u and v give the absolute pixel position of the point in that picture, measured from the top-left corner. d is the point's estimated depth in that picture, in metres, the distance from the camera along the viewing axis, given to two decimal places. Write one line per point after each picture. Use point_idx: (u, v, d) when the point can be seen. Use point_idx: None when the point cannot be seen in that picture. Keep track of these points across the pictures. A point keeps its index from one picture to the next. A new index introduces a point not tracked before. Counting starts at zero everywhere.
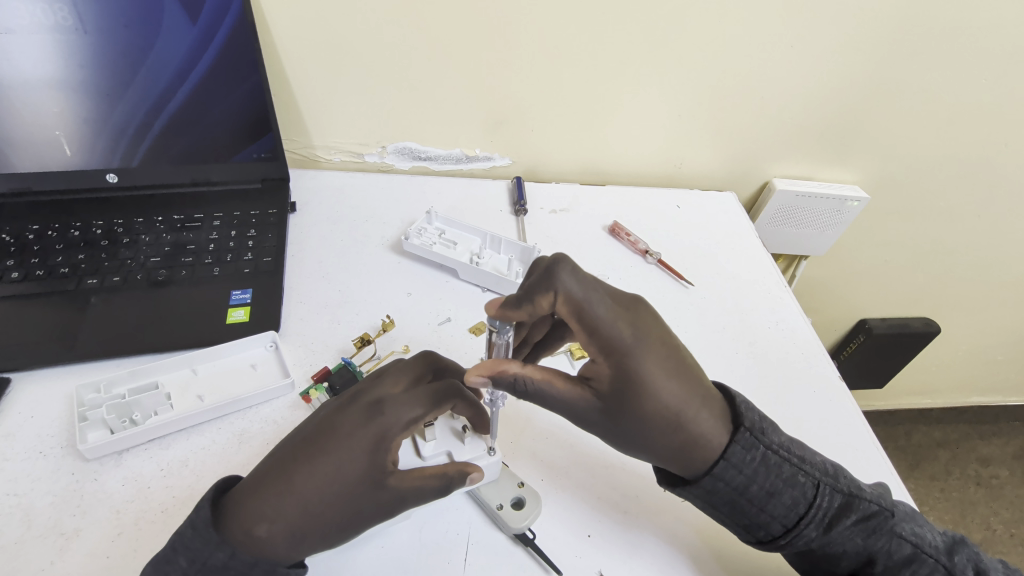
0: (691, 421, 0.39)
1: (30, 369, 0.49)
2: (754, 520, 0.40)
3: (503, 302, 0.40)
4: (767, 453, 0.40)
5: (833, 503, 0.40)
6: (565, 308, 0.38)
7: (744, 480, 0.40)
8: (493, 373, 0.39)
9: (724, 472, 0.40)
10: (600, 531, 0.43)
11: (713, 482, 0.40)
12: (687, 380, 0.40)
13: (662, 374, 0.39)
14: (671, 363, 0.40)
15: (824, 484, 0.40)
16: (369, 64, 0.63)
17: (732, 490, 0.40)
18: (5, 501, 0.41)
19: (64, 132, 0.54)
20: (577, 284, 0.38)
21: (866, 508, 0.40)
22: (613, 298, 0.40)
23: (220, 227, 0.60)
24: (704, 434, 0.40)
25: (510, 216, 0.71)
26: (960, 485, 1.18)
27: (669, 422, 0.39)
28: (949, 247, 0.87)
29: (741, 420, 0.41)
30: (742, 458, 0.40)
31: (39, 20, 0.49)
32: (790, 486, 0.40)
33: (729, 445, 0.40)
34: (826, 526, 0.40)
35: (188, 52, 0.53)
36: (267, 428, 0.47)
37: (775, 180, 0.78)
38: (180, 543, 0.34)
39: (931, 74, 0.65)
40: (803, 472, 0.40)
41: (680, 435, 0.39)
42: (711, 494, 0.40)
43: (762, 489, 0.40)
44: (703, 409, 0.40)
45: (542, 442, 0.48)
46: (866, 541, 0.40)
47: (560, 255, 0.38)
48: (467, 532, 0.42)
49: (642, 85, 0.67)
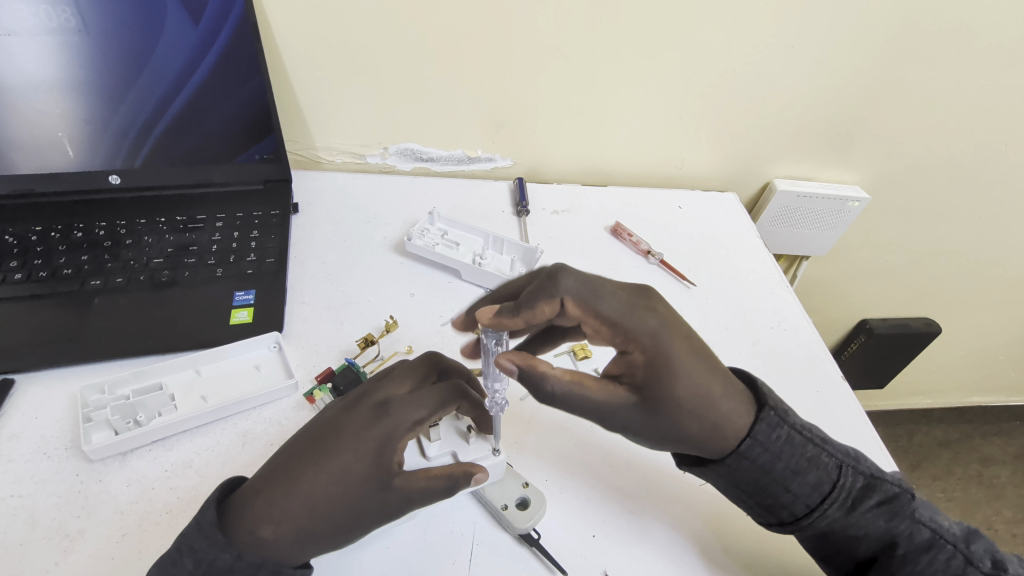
0: (722, 404, 0.39)
1: (33, 370, 0.49)
2: (777, 500, 0.40)
3: (497, 310, 0.40)
4: (792, 432, 0.41)
5: (855, 484, 0.41)
6: (576, 309, 0.39)
7: (770, 458, 0.40)
8: (524, 363, 0.39)
9: (750, 451, 0.40)
10: (605, 530, 0.43)
11: (738, 460, 0.40)
12: (709, 362, 0.40)
13: (690, 359, 0.39)
14: (694, 346, 0.40)
15: (847, 465, 0.41)
16: (370, 65, 0.63)
17: (759, 467, 0.40)
18: (9, 502, 0.41)
19: (66, 134, 0.54)
20: (581, 285, 0.38)
21: (887, 490, 0.41)
22: (621, 291, 0.40)
23: (222, 228, 0.60)
24: (734, 415, 0.40)
25: (512, 217, 0.71)
26: (961, 485, 1.19)
27: (702, 408, 0.39)
28: (949, 247, 0.87)
29: (766, 399, 0.41)
30: (768, 436, 0.40)
31: (40, 22, 0.49)
32: (815, 466, 0.40)
33: (756, 424, 0.40)
34: (849, 507, 0.40)
35: (190, 53, 0.53)
36: (271, 429, 0.47)
37: (776, 180, 0.78)
38: (185, 544, 0.34)
39: (931, 75, 0.66)
40: (826, 452, 0.41)
41: (714, 420, 0.39)
42: (735, 473, 0.40)
43: (787, 467, 0.40)
44: (730, 391, 0.40)
45: (546, 441, 0.48)
46: (888, 524, 0.40)
47: (555, 263, 0.38)
48: (471, 532, 0.42)
49: (644, 86, 0.67)
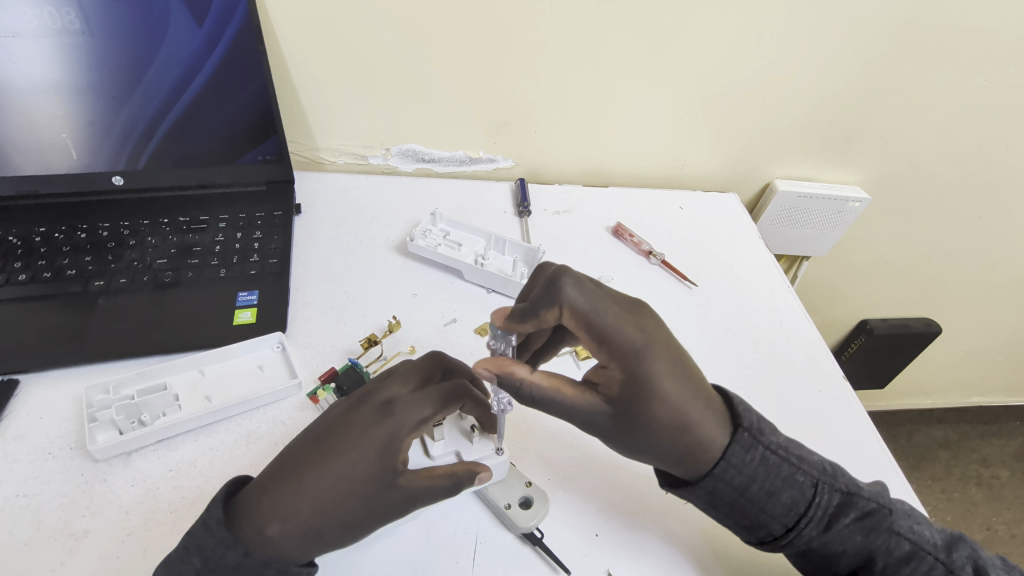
0: (699, 424, 0.39)
1: (38, 371, 0.49)
2: (754, 520, 0.40)
3: (508, 314, 0.41)
4: (766, 453, 0.40)
5: (832, 501, 0.40)
6: (572, 320, 0.38)
7: (744, 480, 0.39)
8: (501, 371, 0.39)
9: (725, 472, 0.39)
10: (608, 530, 0.44)
11: (714, 483, 0.40)
12: (689, 380, 0.40)
13: (670, 378, 0.39)
14: (677, 368, 0.40)
15: (823, 483, 0.41)
16: (372, 67, 0.63)
17: (733, 490, 0.39)
18: (15, 502, 0.41)
19: (69, 135, 0.55)
20: (584, 296, 0.38)
21: (863, 506, 0.40)
22: (618, 303, 0.40)
23: (225, 229, 0.60)
24: (711, 436, 0.39)
25: (513, 218, 0.71)
26: (961, 485, 1.19)
27: (676, 427, 0.39)
28: (949, 248, 0.88)
29: (740, 420, 0.41)
30: (742, 458, 0.39)
31: (45, 24, 0.49)
32: (789, 486, 0.40)
33: (729, 446, 0.40)
34: (826, 525, 0.40)
35: (193, 55, 0.54)
36: (275, 429, 0.47)
37: (777, 181, 0.78)
38: (192, 542, 0.35)
39: (931, 76, 0.66)
40: (801, 471, 0.40)
41: (688, 438, 0.39)
42: (713, 496, 0.40)
43: (762, 489, 0.40)
44: (707, 411, 0.40)
45: (549, 441, 0.49)
46: (866, 539, 0.40)
47: (561, 268, 0.38)
48: (475, 531, 0.42)
49: (645, 87, 0.67)
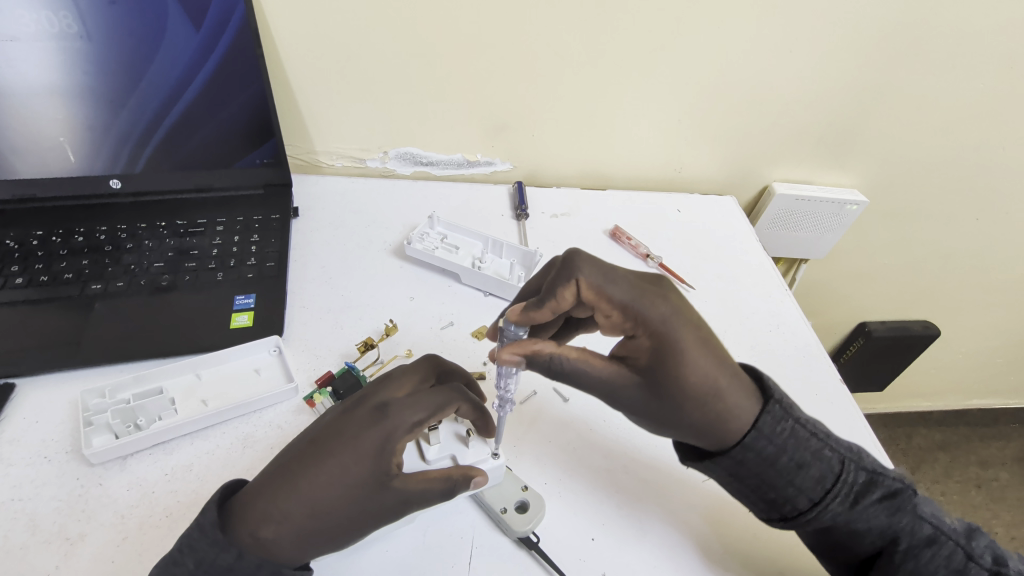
0: (728, 394, 0.39)
1: (34, 375, 0.49)
2: (780, 494, 0.40)
3: (523, 306, 0.41)
4: (796, 426, 0.40)
5: (858, 479, 0.40)
6: (590, 295, 0.40)
7: (774, 451, 0.40)
8: (528, 353, 0.39)
9: (755, 442, 0.40)
10: (605, 534, 0.43)
11: (743, 453, 0.40)
12: (715, 349, 0.40)
13: (698, 347, 0.39)
14: (702, 336, 0.40)
15: (851, 460, 0.40)
16: (369, 70, 0.64)
17: (762, 460, 0.39)
18: (10, 506, 0.41)
19: (67, 139, 0.55)
20: (597, 271, 0.39)
21: (889, 485, 0.40)
22: (634, 277, 0.41)
23: (223, 232, 0.60)
24: (738, 406, 0.40)
25: (511, 221, 0.71)
26: (961, 488, 1.19)
27: (707, 397, 0.39)
28: (947, 250, 0.88)
29: (771, 392, 0.41)
30: (772, 428, 0.40)
31: (42, 28, 0.49)
32: (818, 460, 0.40)
33: (759, 417, 0.40)
34: (853, 501, 0.40)
35: (191, 58, 0.54)
36: (271, 433, 0.47)
37: (774, 184, 0.78)
38: (186, 544, 0.34)
39: (928, 78, 0.66)
40: (829, 446, 0.40)
41: (717, 408, 0.39)
42: (739, 466, 0.40)
43: (791, 461, 0.40)
44: (734, 380, 0.40)
45: (546, 443, 0.48)
46: (890, 519, 0.40)
47: (572, 248, 0.40)
48: (470, 535, 0.42)
49: (642, 89, 0.67)
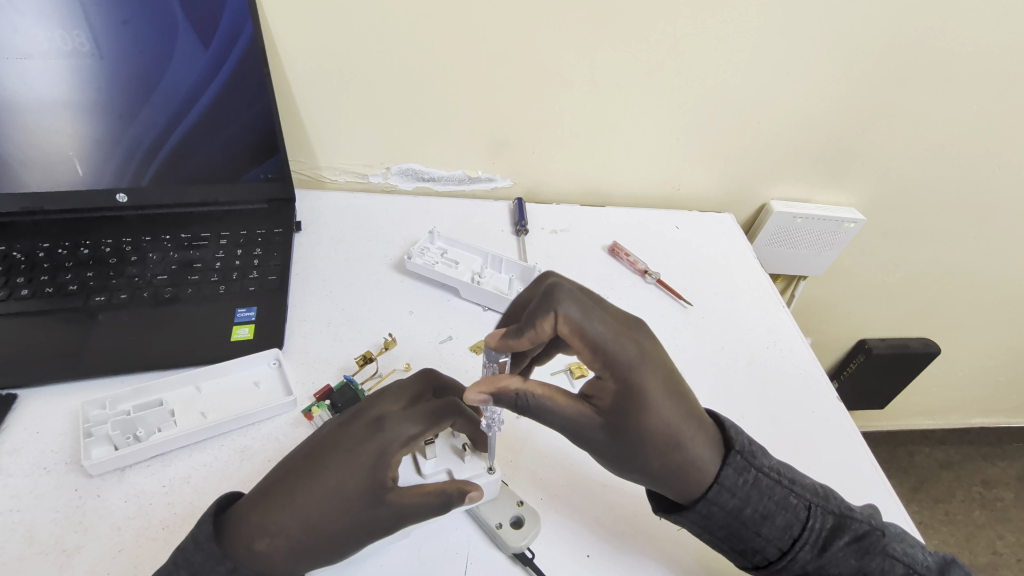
0: (691, 444, 0.40)
1: (36, 386, 0.49)
2: (749, 545, 0.41)
3: (502, 333, 0.40)
4: (759, 476, 0.41)
5: (825, 524, 0.41)
6: (567, 330, 0.39)
7: (738, 503, 0.40)
8: (495, 390, 0.39)
9: (719, 496, 0.40)
10: (599, 551, 0.43)
11: (708, 507, 0.40)
12: (682, 401, 0.41)
13: (663, 397, 0.40)
14: (669, 382, 0.40)
15: (816, 505, 0.41)
16: (374, 89, 0.65)
17: (727, 514, 0.40)
18: (7, 517, 0.42)
19: (76, 153, 0.56)
20: (577, 306, 0.39)
21: (857, 528, 0.41)
22: (610, 315, 0.40)
23: (226, 246, 0.61)
24: (701, 459, 0.40)
25: (511, 236, 0.72)
26: (965, 508, 1.17)
27: (670, 445, 0.39)
28: (946, 268, 0.88)
29: (733, 443, 0.41)
30: (735, 481, 0.40)
31: (55, 46, 0.50)
32: (783, 509, 0.40)
33: (723, 469, 0.40)
34: (820, 548, 0.40)
35: (199, 76, 0.55)
36: (269, 446, 0.47)
37: (772, 202, 0.79)
38: (180, 557, 0.34)
39: (923, 99, 0.67)
40: (794, 493, 0.41)
41: (680, 459, 0.40)
42: (706, 519, 0.40)
43: (756, 512, 0.40)
44: (698, 430, 0.41)
45: (541, 460, 0.49)
46: (860, 563, 0.40)
47: (555, 280, 0.39)
48: (466, 550, 0.42)
49: (642, 108, 0.68)
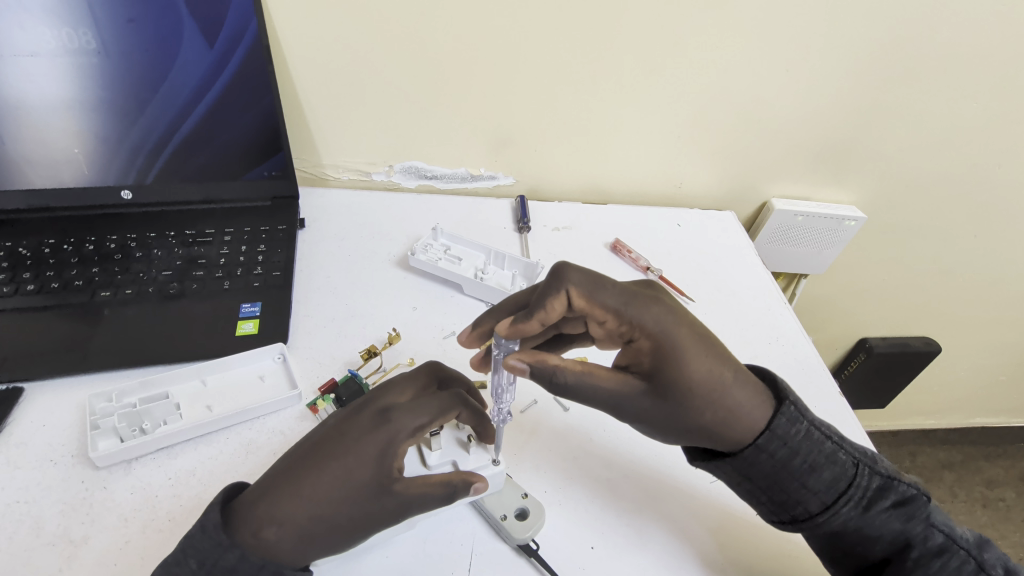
0: (733, 390, 0.40)
1: (42, 380, 0.50)
2: (792, 496, 0.41)
3: (512, 319, 0.41)
4: (811, 427, 0.41)
5: (872, 484, 0.41)
6: (581, 304, 0.40)
7: (788, 452, 0.40)
8: (535, 359, 0.39)
9: (768, 443, 0.40)
10: (604, 543, 0.43)
11: (756, 454, 0.40)
12: (716, 350, 0.41)
13: (697, 348, 0.40)
14: (700, 336, 0.41)
15: (864, 464, 0.41)
16: (377, 88, 0.65)
17: (776, 460, 0.40)
18: (15, 508, 0.42)
19: (81, 150, 0.56)
20: (585, 279, 0.40)
21: (903, 492, 0.41)
22: (627, 286, 0.42)
23: (230, 242, 0.61)
24: (745, 405, 0.40)
25: (513, 234, 0.72)
26: (967, 508, 1.17)
27: (713, 393, 0.40)
28: (947, 266, 0.88)
29: (784, 394, 0.41)
30: (787, 430, 0.41)
31: (63, 44, 0.51)
32: (831, 463, 0.41)
33: (774, 418, 0.40)
34: (865, 507, 0.40)
35: (204, 75, 0.56)
36: (275, 439, 0.48)
37: (773, 200, 0.79)
38: (189, 545, 0.35)
39: (922, 98, 0.68)
40: (842, 450, 0.41)
41: (727, 407, 0.40)
42: (751, 467, 0.40)
43: (805, 462, 0.40)
44: (738, 377, 0.41)
45: (546, 452, 0.48)
46: (903, 525, 0.40)
47: (558, 261, 0.40)
48: (471, 542, 0.42)
49: (643, 106, 0.69)
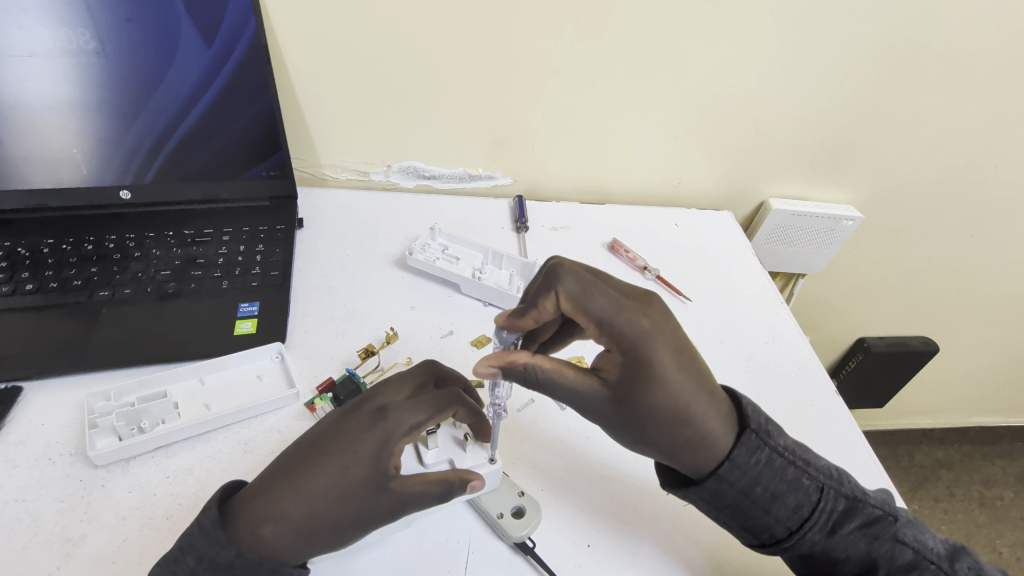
0: (700, 418, 0.40)
1: (42, 379, 0.50)
2: (757, 523, 0.40)
3: (509, 312, 0.42)
4: (772, 454, 0.40)
5: (837, 507, 0.41)
6: (569, 306, 0.40)
7: (749, 481, 0.40)
8: (502, 363, 0.40)
9: (729, 473, 0.40)
10: (600, 542, 0.43)
11: (718, 483, 0.40)
12: (693, 374, 0.40)
13: (672, 370, 0.39)
14: (679, 357, 0.40)
15: (828, 488, 0.41)
16: (375, 88, 0.66)
17: (738, 491, 0.40)
18: (13, 507, 0.42)
19: (80, 151, 0.56)
20: (577, 283, 0.39)
21: (868, 513, 0.41)
22: (616, 292, 0.41)
23: (228, 242, 0.62)
24: (713, 433, 0.40)
25: (512, 233, 0.72)
26: (964, 507, 1.18)
27: (678, 416, 0.39)
28: (944, 266, 0.88)
29: (747, 421, 0.41)
30: (747, 460, 0.40)
31: (62, 44, 0.51)
32: (794, 489, 0.40)
33: (734, 448, 0.40)
34: (830, 529, 0.40)
35: (202, 75, 0.56)
36: (272, 438, 0.48)
37: (770, 200, 0.80)
38: (186, 543, 0.35)
39: (918, 98, 0.68)
40: (806, 475, 0.41)
41: (689, 430, 0.39)
42: (714, 496, 0.40)
43: (766, 491, 0.40)
44: (710, 406, 0.40)
45: (542, 453, 0.49)
46: (869, 547, 0.41)
47: (556, 259, 0.40)
48: (468, 541, 0.42)
49: (640, 106, 0.69)
